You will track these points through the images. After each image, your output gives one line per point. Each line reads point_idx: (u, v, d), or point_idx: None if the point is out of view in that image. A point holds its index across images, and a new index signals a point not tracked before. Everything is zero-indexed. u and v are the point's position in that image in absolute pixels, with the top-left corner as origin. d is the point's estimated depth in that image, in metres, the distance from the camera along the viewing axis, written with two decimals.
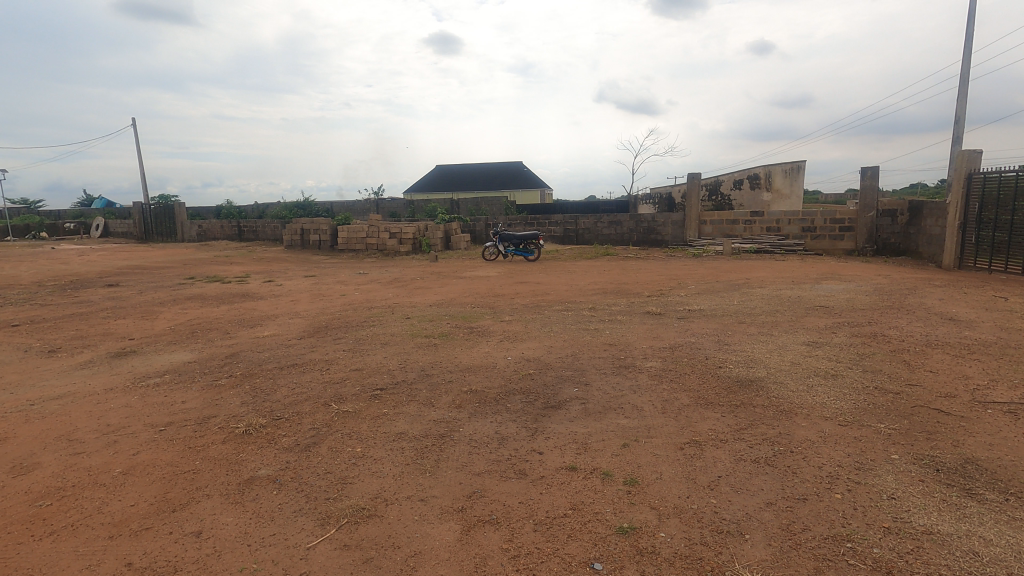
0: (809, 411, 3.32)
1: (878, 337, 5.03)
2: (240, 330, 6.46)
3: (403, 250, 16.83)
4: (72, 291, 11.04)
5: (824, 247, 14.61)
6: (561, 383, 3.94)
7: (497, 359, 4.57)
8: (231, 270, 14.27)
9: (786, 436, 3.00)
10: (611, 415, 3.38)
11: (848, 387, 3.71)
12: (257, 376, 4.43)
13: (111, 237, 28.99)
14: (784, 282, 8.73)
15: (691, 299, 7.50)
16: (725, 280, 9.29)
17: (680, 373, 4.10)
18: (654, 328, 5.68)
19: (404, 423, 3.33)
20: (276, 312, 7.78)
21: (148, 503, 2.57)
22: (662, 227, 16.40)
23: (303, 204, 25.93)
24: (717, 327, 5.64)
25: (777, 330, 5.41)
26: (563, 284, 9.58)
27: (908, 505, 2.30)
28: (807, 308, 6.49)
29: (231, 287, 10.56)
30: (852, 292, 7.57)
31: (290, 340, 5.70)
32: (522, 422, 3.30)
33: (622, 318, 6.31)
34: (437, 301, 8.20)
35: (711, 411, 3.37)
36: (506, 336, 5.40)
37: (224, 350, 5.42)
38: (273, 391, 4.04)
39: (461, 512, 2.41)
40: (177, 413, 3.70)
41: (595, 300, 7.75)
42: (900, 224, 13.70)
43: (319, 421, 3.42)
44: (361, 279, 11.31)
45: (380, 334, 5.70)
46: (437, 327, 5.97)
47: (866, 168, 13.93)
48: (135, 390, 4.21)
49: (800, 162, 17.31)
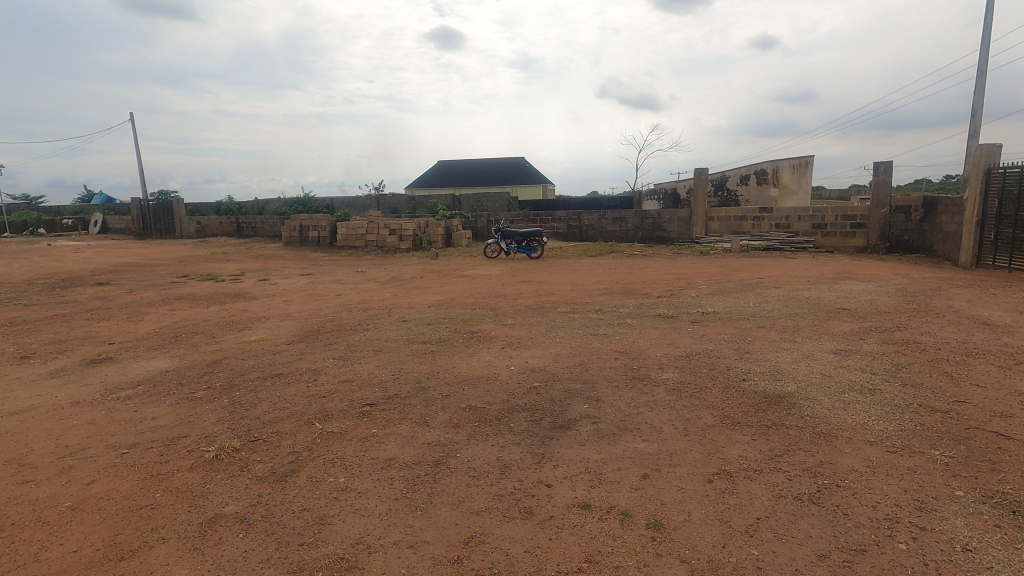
0: (851, 435, 2.95)
1: (910, 345, 4.65)
2: (227, 334, 6.08)
3: (403, 246, 16.46)
4: (62, 290, 10.69)
5: (834, 244, 14.20)
6: (570, 399, 3.56)
7: (499, 370, 4.20)
8: (227, 268, 13.91)
9: (829, 465, 2.64)
10: (626, 438, 3.01)
11: (889, 405, 3.34)
12: (237, 388, 4.06)
13: (110, 234, 28.67)
14: (799, 282, 8.34)
15: (703, 301, 7.10)
16: (738, 280, 8.89)
17: (700, 387, 3.72)
18: (667, 333, 5.29)
19: (395, 447, 2.97)
20: (267, 314, 7.41)
21: (93, 550, 2.21)
22: (668, 224, 16.00)
23: (303, 200, 25.59)
24: (735, 333, 5.24)
25: (801, 337, 5.02)
26: (568, 284, 9.20)
27: (989, 560, 1.93)
28: (829, 310, 6.12)
29: (224, 287, 10.21)
30: (873, 294, 7.17)
31: (277, 346, 5.32)
32: (527, 446, 2.94)
33: (631, 322, 5.93)
34: (436, 302, 7.82)
35: (739, 433, 3.00)
36: (508, 342, 5.02)
37: (207, 357, 5.06)
38: (253, 406, 3.67)
39: (456, 564, 2.04)
40: (143, 433, 3.33)
41: (602, 301, 7.38)
42: (913, 221, 13.29)
43: (299, 444, 3.06)
44: (358, 278, 10.95)
45: (374, 340, 5.32)
46: (435, 331, 5.60)
47: (879, 164, 13.50)
48: (103, 404, 3.84)
49: (807, 157, 17.12)
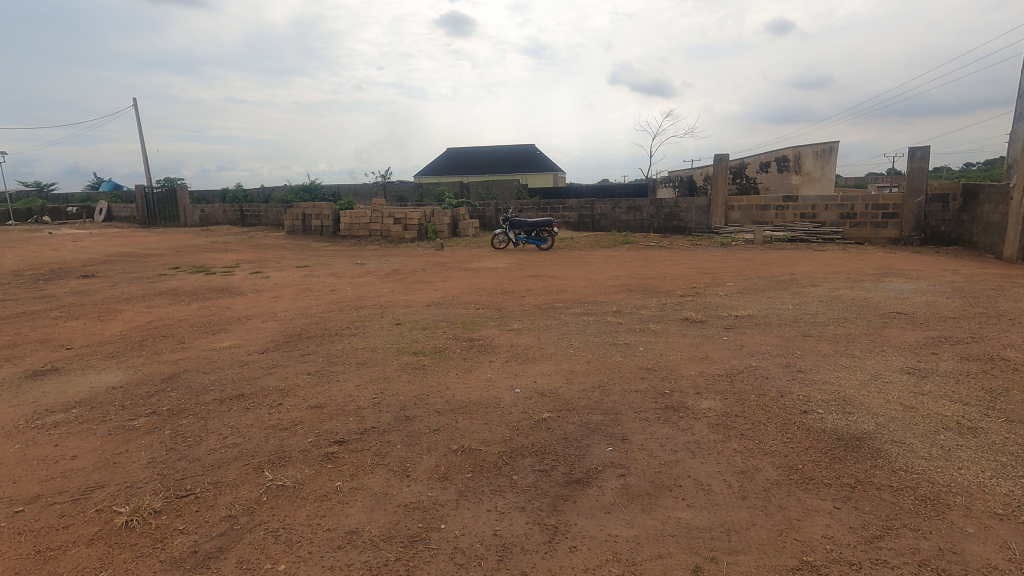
0: (969, 503, 2.20)
1: (997, 363, 3.85)
2: (199, 339, 5.41)
3: (408, 236, 15.74)
4: (44, 283, 10.10)
5: (865, 236, 13.27)
6: (588, 438, 2.83)
7: (501, 394, 3.46)
8: (224, 259, 13.29)
9: (955, 559, 1.89)
10: (665, 502, 2.28)
11: (1004, 454, 2.57)
12: (186, 415, 3.36)
13: (114, 222, 28.25)
14: (839, 279, 7.50)
15: (734, 302, 6.31)
16: (769, 277, 8.06)
17: (751, 422, 2.97)
18: (699, 344, 4.52)
19: (360, 512, 2.26)
20: (249, 314, 6.70)
21: None
22: (685, 213, 15.16)
23: (307, 187, 24.97)
24: (780, 344, 4.46)
25: (859, 350, 4.25)
26: (580, 279, 8.43)
27: None
28: (883, 316, 5.33)
29: (213, 281, 9.55)
30: (927, 295, 6.31)
31: (248, 356, 4.60)
32: (535, 513, 2.23)
33: (654, 327, 5.16)
34: (435, 300, 7.09)
35: (816, 499, 2.26)
36: (513, 355, 4.28)
37: (165, 369, 4.37)
38: (198, 442, 2.98)
39: None
40: (53, 480, 2.65)
41: (619, 300, 6.63)
42: (951, 210, 12.37)
43: (238, 505, 2.36)
44: (356, 272, 10.25)
45: (359, 349, 4.60)
46: (430, 339, 4.85)
47: (914, 149, 12.52)
48: (21, 435, 3.18)
49: (831, 143, 16.17)
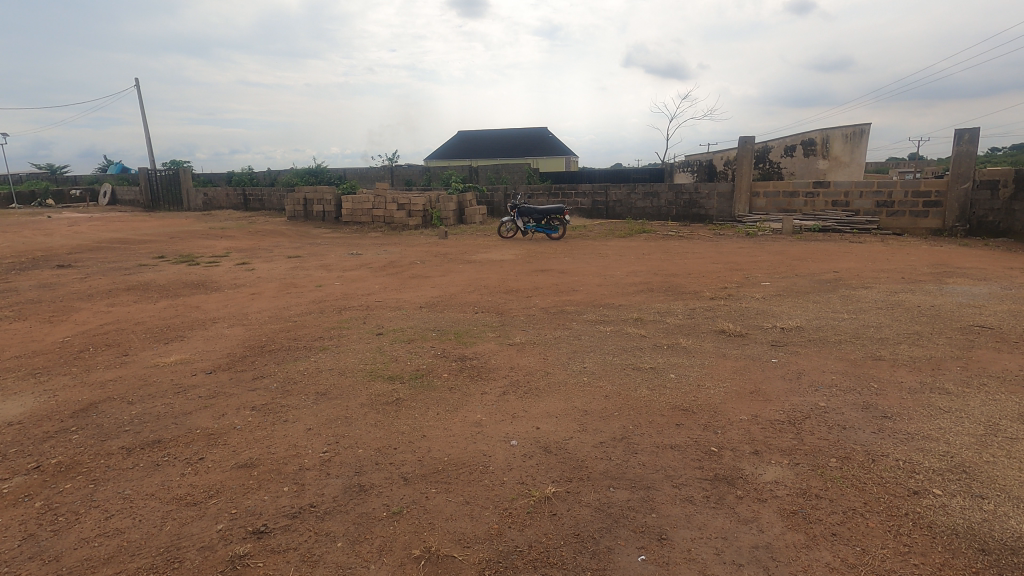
0: None
1: None
2: (146, 350, 4.58)
3: (412, 223, 14.88)
4: (15, 273, 9.39)
5: (902, 226, 12.16)
6: (611, 537, 1.97)
7: (491, 449, 2.60)
8: (215, 247, 12.52)
9: None
10: None
11: None
12: (74, 475, 2.53)
13: (119, 205, 27.65)
14: (892, 280, 6.54)
15: (776, 307, 5.41)
16: (810, 275, 7.06)
17: (843, 511, 2.07)
18: (745, 370, 3.61)
19: None
20: (219, 315, 5.88)
21: None
22: (706, 200, 14.10)
23: (312, 171, 24.22)
24: (846, 372, 3.55)
25: (951, 383, 3.32)
26: (595, 275, 7.56)
27: None
28: (963, 331, 4.38)
29: (194, 273, 8.75)
30: (1006, 301, 5.34)
31: (191, 378, 3.78)
32: None
33: (685, 343, 4.26)
34: (429, 301, 6.24)
35: None
36: (512, 384, 3.40)
37: (83, 396, 3.54)
38: (70, 524, 2.16)
39: None
40: None
41: (641, 303, 5.74)
42: (1002, 198, 11.17)
43: None
44: (350, 263, 9.41)
45: (323, 371, 3.77)
46: (413, 357, 4.01)
47: (961, 131, 11.29)
48: None
49: (863, 125, 14.95)
